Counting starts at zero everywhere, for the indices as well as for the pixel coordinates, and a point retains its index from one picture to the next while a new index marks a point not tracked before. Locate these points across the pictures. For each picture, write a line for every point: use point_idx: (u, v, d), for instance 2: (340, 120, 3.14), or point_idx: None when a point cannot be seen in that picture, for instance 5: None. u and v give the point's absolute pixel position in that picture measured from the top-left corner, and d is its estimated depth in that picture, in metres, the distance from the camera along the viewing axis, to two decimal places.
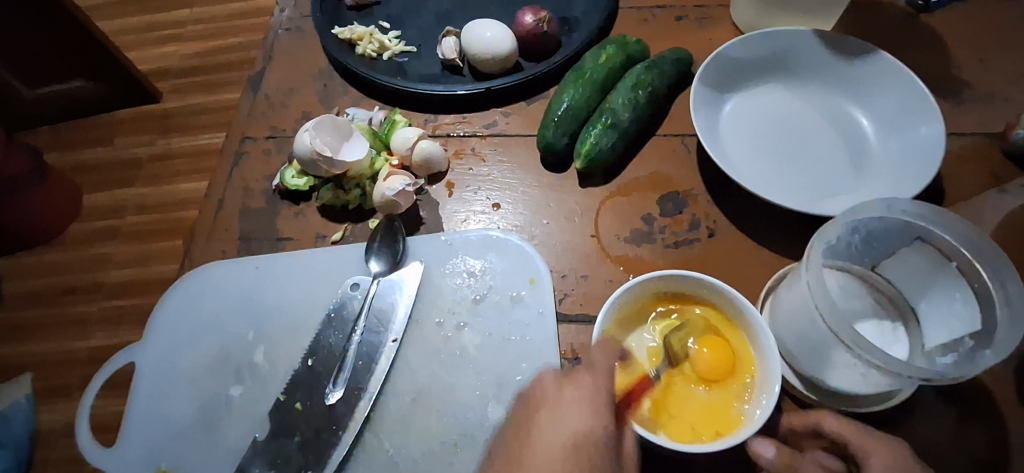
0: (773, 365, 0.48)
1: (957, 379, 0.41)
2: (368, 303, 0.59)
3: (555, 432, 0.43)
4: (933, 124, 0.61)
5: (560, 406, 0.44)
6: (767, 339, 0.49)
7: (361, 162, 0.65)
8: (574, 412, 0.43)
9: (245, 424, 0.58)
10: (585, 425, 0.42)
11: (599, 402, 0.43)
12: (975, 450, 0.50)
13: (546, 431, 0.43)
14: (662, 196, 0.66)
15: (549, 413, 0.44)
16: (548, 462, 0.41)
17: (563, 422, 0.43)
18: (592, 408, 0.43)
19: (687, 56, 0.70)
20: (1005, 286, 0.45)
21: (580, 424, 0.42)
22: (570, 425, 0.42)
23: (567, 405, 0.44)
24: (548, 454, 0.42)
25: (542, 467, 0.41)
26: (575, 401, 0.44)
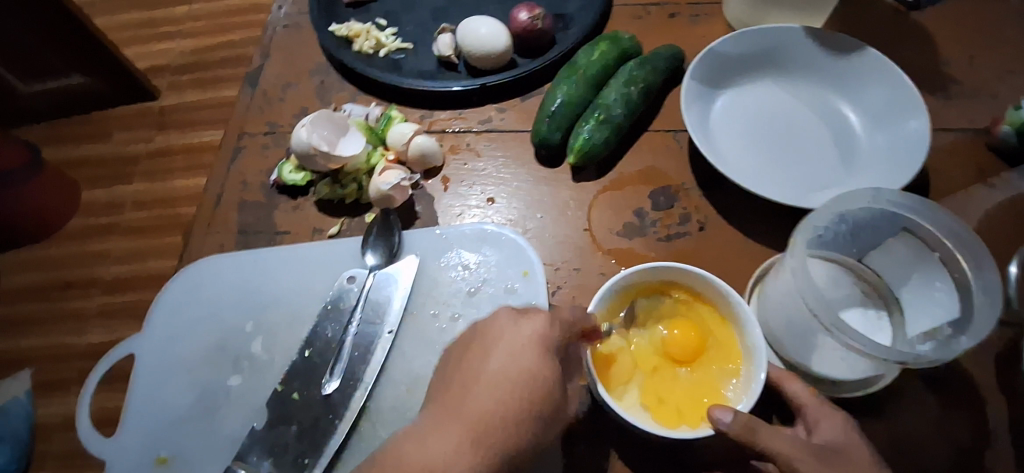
0: (759, 351, 0.49)
1: (934, 362, 0.43)
2: (365, 295, 0.60)
3: (502, 366, 0.44)
4: (921, 119, 0.62)
5: (508, 341, 0.45)
6: (754, 327, 0.50)
7: (357, 157, 0.66)
8: (524, 350, 0.44)
9: (244, 413, 0.59)
10: (534, 362, 0.44)
11: (548, 343, 0.45)
12: (956, 437, 0.51)
13: (494, 362, 0.44)
14: (654, 190, 0.67)
15: (496, 347, 0.45)
16: (491, 393, 0.43)
17: (513, 356, 0.44)
18: (541, 347, 0.44)
19: (680, 52, 0.71)
20: (984, 274, 0.47)
21: (527, 361, 0.44)
22: (520, 358, 0.44)
23: (515, 340, 0.45)
24: (493, 382, 0.43)
25: (486, 396, 0.43)
26: (526, 338, 0.45)
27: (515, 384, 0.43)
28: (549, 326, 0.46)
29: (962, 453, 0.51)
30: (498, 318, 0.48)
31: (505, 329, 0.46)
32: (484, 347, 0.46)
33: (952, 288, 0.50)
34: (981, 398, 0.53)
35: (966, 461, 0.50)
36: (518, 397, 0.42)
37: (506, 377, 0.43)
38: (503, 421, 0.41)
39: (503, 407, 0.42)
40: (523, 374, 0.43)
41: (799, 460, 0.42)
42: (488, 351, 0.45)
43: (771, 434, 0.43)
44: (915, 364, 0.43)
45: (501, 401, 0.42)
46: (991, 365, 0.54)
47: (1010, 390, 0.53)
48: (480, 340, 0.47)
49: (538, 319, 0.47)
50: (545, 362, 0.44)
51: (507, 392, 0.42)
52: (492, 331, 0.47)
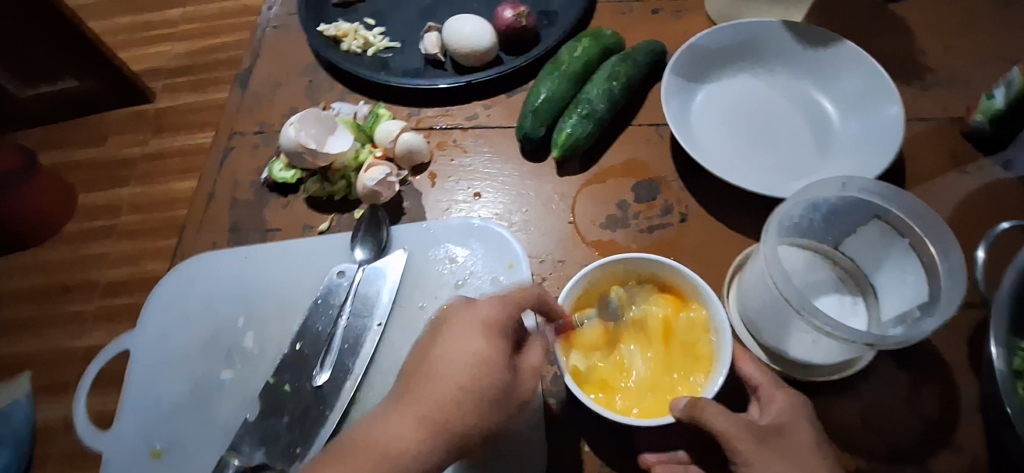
0: (724, 336, 0.51)
1: (902, 343, 0.45)
2: (354, 289, 0.62)
3: (452, 357, 0.44)
4: (896, 107, 0.63)
5: (457, 328, 0.46)
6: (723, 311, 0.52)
7: (345, 154, 0.68)
8: (470, 334, 0.45)
9: (235, 404, 0.61)
10: (480, 346, 0.44)
11: (495, 327, 0.45)
12: (925, 414, 0.53)
13: (445, 346, 0.45)
14: (636, 183, 0.68)
15: (447, 335, 0.46)
16: (446, 385, 0.43)
17: (461, 340, 0.45)
18: (485, 333, 0.45)
19: (661, 47, 0.73)
20: (949, 258, 0.48)
21: (472, 347, 0.44)
22: (468, 344, 0.44)
23: (463, 329, 0.45)
24: (444, 371, 0.44)
25: (441, 390, 0.43)
26: (472, 326, 0.45)
27: (464, 370, 0.43)
28: (497, 311, 0.46)
29: (930, 429, 0.53)
30: (453, 308, 0.48)
31: (458, 315, 0.46)
32: (436, 334, 0.47)
33: (922, 273, 0.51)
34: (950, 377, 0.54)
35: (935, 437, 0.52)
36: (468, 382, 0.43)
37: (455, 363, 0.44)
38: (454, 407, 0.43)
39: (455, 392, 0.43)
40: (471, 360, 0.44)
41: (736, 439, 0.44)
42: (439, 338, 0.46)
43: (714, 412, 0.44)
44: (883, 345, 0.45)
45: (455, 386, 0.43)
46: (962, 347, 0.55)
47: (979, 369, 0.55)
48: (437, 327, 0.47)
49: (489, 304, 0.46)
50: (493, 347, 0.44)
51: (458, 377, 0.43)
52: (450, 316, 0.47)
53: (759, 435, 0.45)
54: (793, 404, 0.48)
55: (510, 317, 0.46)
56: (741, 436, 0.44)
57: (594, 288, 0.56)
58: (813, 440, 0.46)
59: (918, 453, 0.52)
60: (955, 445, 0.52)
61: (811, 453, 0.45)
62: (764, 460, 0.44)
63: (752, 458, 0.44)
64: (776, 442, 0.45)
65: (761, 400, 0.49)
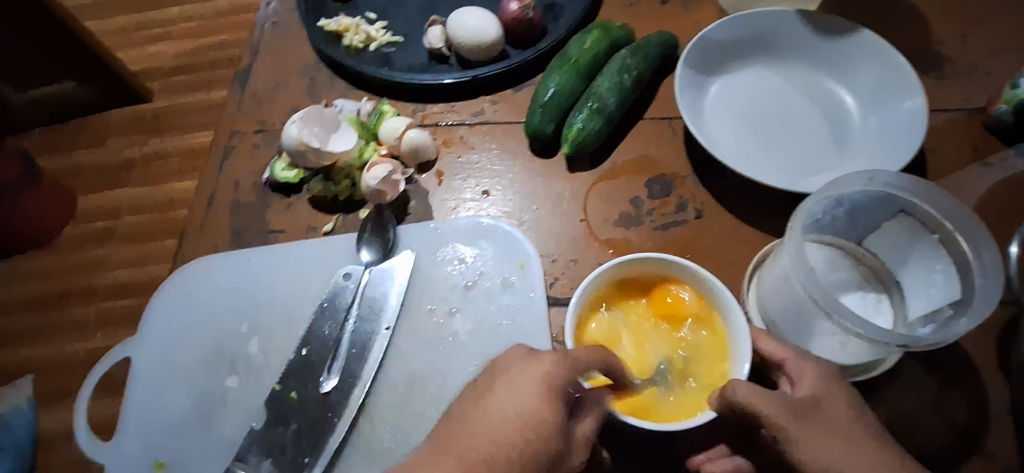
0: (740, 333, 0.49)
1: (936, 344, 0.43)
2: (360, 292, 0.60)
3: (503, 410, 0.43)
4: (916, 99, 0.61)
5: (515, 381, 0.44)
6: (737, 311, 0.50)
7: (350, 152, 0.66)
8: (525, 393, 0.43)
9: (241, 414, 0.59)
10: (536, 407, 0.42)
11: (554, 388, 0.42)
12: (954, 417, 0.52)
13: (497, 405, 0.43)
14: (649, 179, 0.66)
15: (503, 388, 0.44)
16: (485, 448, 0.42)
17: (513, 396, 0.43)
18: (545, 394, 0.42)
19: (672, 38, 0.71)
20: (982, 255, 0.46)
21: (526, 404, 0.42)
22: (518, 406, 0.42)
23: (517, 383, 0.44)
24: (491, 425, 0.42)
25: (475, 446, 0.42)
26: (530, 382, 0.43)
27: (513, 431, 0.42)
28: (558, 368, 0.43)
29: (960, 432, 0.51)
30: (520, 361, 0.45)
31: (525, 368, 0.44)
32: (490, 385, 0.45)
33: (952, 270, 0.49)
34: (978, 376, 0.53)
35: (965, 441, 0.51)
36: (511, 444, 0.41)
37: (502, 422, 0.42)
38: (496, 466, 0.41)
39: (497, 454, 0.41)
40: (523, 421, 0.42)
41: (780, 419, 0.42)
42: (493, 389, 0.45)
43: (746, 394, 0.42)
44: (917, 347, 0.43)
45: (493, 443, 0.41)
46: (988, 344, 0.54)
47: (1008, 370, 0.53)
48: (487, 378, 0.46)
49: (547, 360, 0.44)
50: (549, 406, 0.42)
51: (501, 439, 0.42)
52: (512, 370, 0.45)
53: (798, 412, 0.42)
54: (825, 378, 0.45)
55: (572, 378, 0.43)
56: (781, 415, 0.42)
57: (608, 289, 0.54)
58: (852, 412, 0.44)
59: (945, 456, 0.50)
60: (985, 450, 0.50)
61: (852, 422, 0.43)
62: (811, 439, 0.41)
63: (799, 438, 0.41)
64: (817, 420, 0.42)
65: (791, 378, 0.46)
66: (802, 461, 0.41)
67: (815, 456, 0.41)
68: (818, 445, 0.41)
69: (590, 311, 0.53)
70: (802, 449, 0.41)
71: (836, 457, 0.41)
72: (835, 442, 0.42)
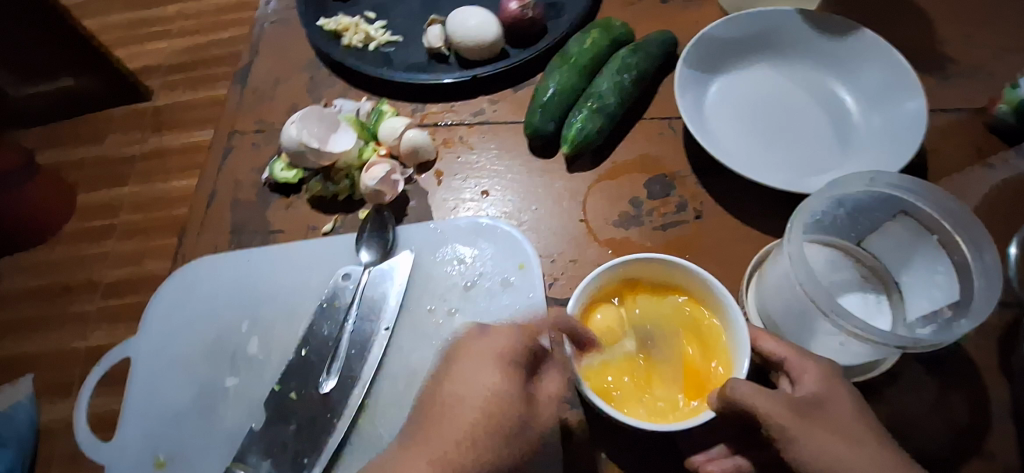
0: (741, 333, 0.49)
1: (936, 345, 0.43)
2: (360, 292, 0.60)
3: (466, 389, 0.44)
4: (918, 99, 0.61)
5: (470, 361, 0.45)
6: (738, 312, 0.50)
7: (349, 152, 0.66)
8: (483, 365, 0.44)
9: (240, 412, 0.59)
10: (495, 381, 0.44)
11: (509, 360, 0.45)
12: (955, 418, 0.52)
13: (458, 385, 0.44)
14: (649, 178, 0.66)
15: (459, 369, 0.45)
16: (457, 428, 0.42)
17: (476, 372, 0.44)
18: (500, 366, 0.44)
19: (672, 38, 0.71)
20: (983, 257, 0.46)
21: (487, 380, 0.44)
22: (482, 378, 0.44)
23: (472, 362, 0.45)
24: (459, 405, 0.43)
25: (449, 429, 0.42)
26: (484, 358, 0.45)
27: (478, 405, 0.43)
28: (512, 342, 0.46)
29: (960, 433, 0.51)
30: (467, 338, 0.48)
31: (471, 347, 0.47)
32: (449, 366, 0.47)
33: (952, 271, 0.49)
34: (978, 378, 0.53)
35: (966, 443, 0.51)
36: (482, 419, 0.42)
37: (469, 398, 0.43)
38: (473, 446, 0.41)
39: (470, 431, 0.42)
40: (486, 394, 0.43)
41: (777, 416, 0.41)
42: (453, 368, 0.46)
43: (745, 390, 0.42)
44: (916, 348, 0.43)
45: (465, 424, 0.42)
46: (989, 346, 0.54)
47: (1009, 371, 0.53)
48: (450, 358, 0.47)
49: (499, 333, 0.47)
50: (509, 377, 0.44)
51: (471, 416, 0.42)
52: (464, 347, 0.47)
53: (799, 409, 0.42)
54: (826, 379, 0.45)
55: (523, 343, 0.46)
56: (781, 412, 0.42)
57: (607, 288, 0.54)
58: (854, 412, 0.43)
59: (946, 457, 0.50)
60: (986, 451, 0.50)
61: (855, 421, 0.43)
62: (813, 436, 0.41)
63: (797, 434, 0.41)
64: (819, 417, 0.42)
65: (792, 377, 0.46)
66: (805, 460, 0.40)
67: (818, 452, 0.40)
68: (821, 441, 0.41)
69: (589, 311, 0.53)
70: (805, 446, 0.40)
71: (839, 452, 0.40)
72: (838, 438, 0.41)
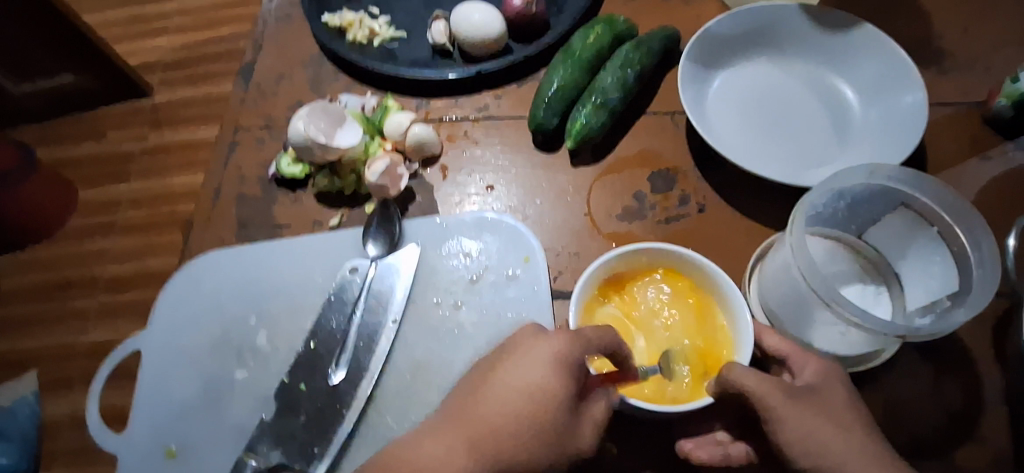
0: (744, 323, 0.50)
1: (934, 335, 0.44)
2: (367, 286, 0.60)
3: (513, 380, 0.44)
4: (917, 94, 0.62)
5: (525, 357, 0.45)
6: (739, 305, 0.51)
7: (355, 147, 0.66)
8: (536, 366, 0.43)
9: (250, 403, 0.60)
10: (547, 380, 0.43)
11: (567, 365, 0.43)
12: (951, 405, 0.53)
13: (506, 376, 0.44)
14: (651, 173, 0.67)
15: (512, 364, 0.45)
16: (497, 416, 0.43)
17: (527, 371, 0.43)
18: (556, 367, 0.43)
19: (675, 32, 0.71)
20: (980, 248, 0.47)
21: (537, 378, 0.43)
22: (532, 375, 0.43)
23: (532, 360, 0.44)
24: (502, 396, 0.43)
25: (491, 413, 0.43)
26: (543, 358, 0.44)
27: (524, 400, 0.42)
28: (570, 345, 0.44)
29: (958, 422, 0.52)
30: (522, 336, 0.47)
31: (526, 344, 0.45)
32: (500, 362, 0.46)
33: (950, 262, 0.50)
34: (976, 367, 0.54)
35: (962, 430, 0.52)
36: (525, 411, 0.42)
37: (514, 389, 0.43)
38: (508, 433, 0.42)
39: (512, 423, 0.42)
40: (532, 389, 0.43)
41: (769, 395, 0.42)
42: (504, 366, 0.45)
43: (742, 372, 0.43)
44: (915, 337, 0.44)
45: (503, 415, 0.42)
46: (986, 336, 0.55)
47: (1004, 358, 0.54)
48: (502, 353, 0.47)
49: (560, 339, 0.44)
50: (562, 383, 0.43)
51: (516, 410, 0.42)
52: (520, 343, 0.46)
53: (794, 394, 0.43)
54: (824, 369, 0.46)
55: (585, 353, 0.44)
56: (775, 394, 0.42)
57: (611, 277, 0.55)
58: (846, 400, 0.44)
59: (944, 445, 0.51)
60: (980, 437, 0.51)
61: (846, 411, 0.43)
62: (799, 419, 0.42)
63: (787, 415, 0.42)
64: (811, 402, 0.43)
65: (792, 369, 0.47)
66: (787, 441, 0.42)
67: (800, 434, 0.42)
68: (807, 425, 0.42)
69: (590, 299, 0.54)
70: (789, 428, 0.42)
71: (822, 437, 0.42)
72: (824, 422, 0.42)
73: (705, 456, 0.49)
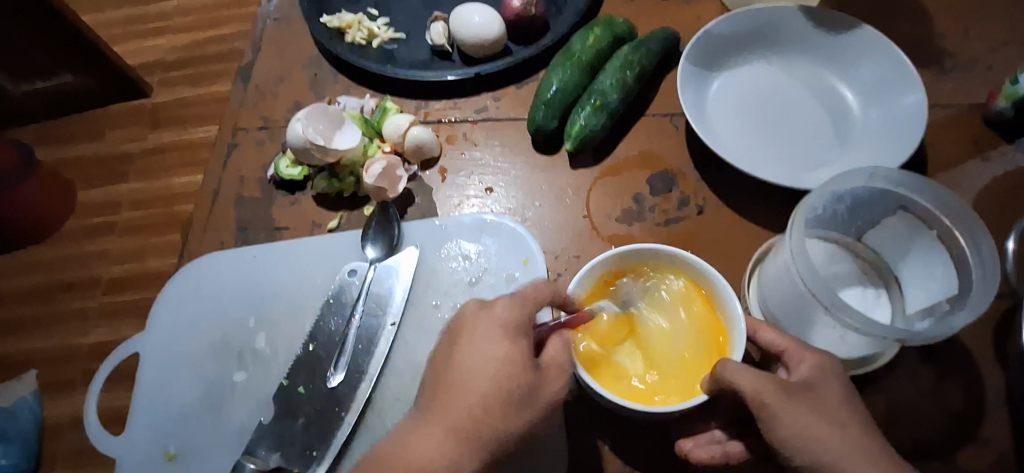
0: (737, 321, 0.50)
1: (934, 338, 0.44)
2: (366, 288, 0.60)
3: (475, 360, 0.44)
4: (918, 96, 0.61)
5: (476, 335, 0.45)
6: (732, 304, 0.51)
7: (354, 149, 0.66)
8: (491, 338, 0.44)
9: (250, 406, 0.60)
10: (506, 352, 0.44)
11: (514, 328, 0.45)
12: (951, 408, 0.53)
13: (468, 352, 0.45)
14: (650, 175, 0.67)
15: (469, 338, 0.45)
16: (468, 401, 0.43)
17: (489, 347, 0.44)
18: (507, 336, 0.44)
19: (674, 34, 0.71)
20: (980, 251, 0.47)
21: (497, 350, 0.44)
22: (491, 350, 0.44)
23: (484, 336, 0.45)
24: (469, 377, 0.44)
25: (459, 399, 0.43)
26: (495, 330, 0.45)
27: (489, 377, 0.43)
28: (512, 309, 0.46)
29: (958, 424, 0.52)
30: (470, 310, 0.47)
31: (478, 319, 0.46)
32: (454, 340, 0.46)
33: (951, 265, 0.50)
34: (977, 370, 0.54)
35: (963, 433, 0.52)
36: (494, 390, 0.43)
37: (479, 368, 0.44)
38: (481, 413, 0.43)
39: (481, 399, 0.43)
40: (498, 366, 0.43)
41: (764, 392, 0.42)
42: (460, 342, 0.46)
43: (735, 369, 0.43)
44: (915, 340, 0.44)
45: (475, 396, 0.43)
46: (986, 339, 0.55)
47: (1004, 361, 0.54)
48: (458, 329, 0.47)
49: (506, 304, 0.46)
50: (519, 352, 0.44)
51: (484, 386, 0.43)
52: (465, 321, 0.46)
53: (789, 391, 0.43)
54: (823, 366, 0.45)
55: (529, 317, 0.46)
56: (767, 389, 0.42)
57: (606, 278, 0.55)
58: (844, 397, 0.44)
59: (943, 448, 0.51)
60: (980, 440, 0.51)
61: (847, 412, 0.43)
62: (793, 414, 0.42)
63: (785, 417, 0.42)
64: (804, 396, 0.43)
65: (788, 364, 0.47)
66: (783, 435, 0.42)
67: (794, 429, 0.42)
68: (801, 419, 0.42)
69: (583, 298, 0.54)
70: (783, 424, 0.42)
71: (819, 435, 0.41)
72: (821, 420, 0.42)
73: (704, 455, 0.48)
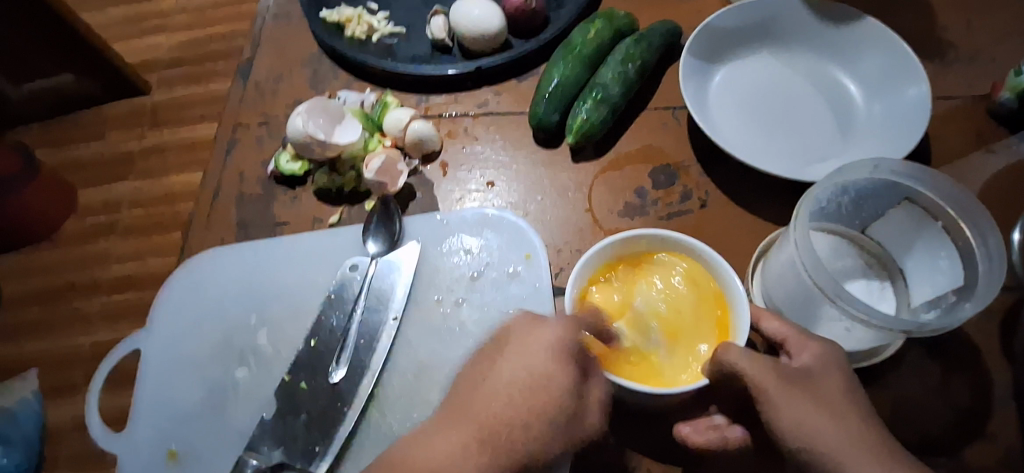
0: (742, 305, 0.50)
1: (938, 330, 0.44)
2: (368, 283, 0.60)
3: (516, 370, 0.43)
4: (920, 87, 0.61)
5: (525, 346, 0.45)
6: (735, 288, 0.50)
7: (355, 144, 0.66)
8: (535, 354, 0.44)
9: (252, 403, 0.59)
10: (548, 366, 0.43)
11: (565, 350, 0.44)
12: (956, 402, 0.52)
13: (506, 364, 0.44)
14: (653, 169, 0.67)
15: (513, 352, 0.45)
16: (499, 408, 0.41)
17: (529, 357, 0.44)
18: (559, 357, 0.43)
19: (675, 27, 0.70)
20: (986, 242, 0.47)
21: (540, 363, 0.43)
22: (530, 363, 0.43)
23: (530, 350, 0.44)
24: (502, 389, 0.42)
25: (491, 402, 0.42)
26: (543, 345, 0.44)
27: (523, 388, 0.42)
28: (567, 332, 0.45)
29: (963, 417, 0.52)
30: (515, 325, 0.47)
31: (518, 333, 0.46)
32: (497, 352, 0.46)
33: (956, 256, 0.50)
34: (982, 363, 0.54)
35: (968, 426, 0.51)
36: (531, 400, 0.41)
37: (517, 378, 0.43)
38: (512, 423, 0.41)
39: (514, 413, 0.41)
40: (533, 380, 0.42)
41: (763, 380, 0.42)
42: (500, 356, 0.45)
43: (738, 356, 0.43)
44: (920, 332, 0.44)
45: (507, 405, 0.41)
46: (992, 331, 0.55)
47: (1009, 354, 0.54)
48: (499, 342, 0.47)
49: (557, 323, 0.45)
50: (563, 368, 0.43)
51: (519, 396, 0.42)
52: (512, 335, 0.46)
53: (789, 380, 0.43)
54: (827, 358, 0.44)
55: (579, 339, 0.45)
56: (767, 378, 0.42)
57: (606, 268, 0.55)
58: (846, 386, 0.43)
59: (948, 440, 0.51)
60: (987, 433, 0.51)
61: (851, 402, 0.42)
62: (790, 405, 0.41)
63: (784, 408, 0.41)
64: (805, 387, 0.43)
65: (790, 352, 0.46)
66: (782, 425, 0.41)
67: (792, 421, 0.41)
68: (800, 409, 0.41)
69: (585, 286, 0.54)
70: (782, 413, 0.41)
71: (820, 427, 0.41)
72: (828, 412, 0.41)
73: (702, 441, 0.48)
